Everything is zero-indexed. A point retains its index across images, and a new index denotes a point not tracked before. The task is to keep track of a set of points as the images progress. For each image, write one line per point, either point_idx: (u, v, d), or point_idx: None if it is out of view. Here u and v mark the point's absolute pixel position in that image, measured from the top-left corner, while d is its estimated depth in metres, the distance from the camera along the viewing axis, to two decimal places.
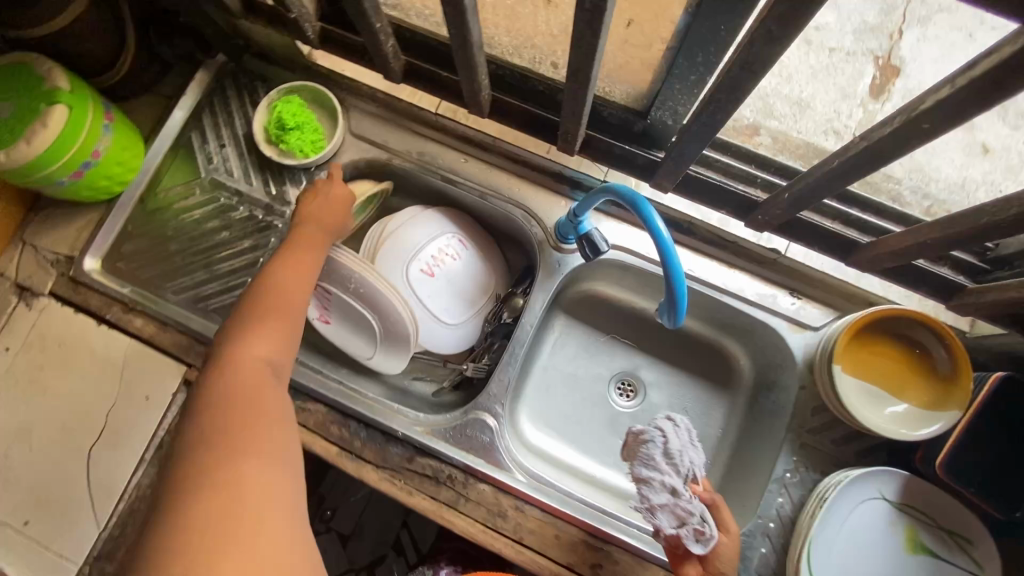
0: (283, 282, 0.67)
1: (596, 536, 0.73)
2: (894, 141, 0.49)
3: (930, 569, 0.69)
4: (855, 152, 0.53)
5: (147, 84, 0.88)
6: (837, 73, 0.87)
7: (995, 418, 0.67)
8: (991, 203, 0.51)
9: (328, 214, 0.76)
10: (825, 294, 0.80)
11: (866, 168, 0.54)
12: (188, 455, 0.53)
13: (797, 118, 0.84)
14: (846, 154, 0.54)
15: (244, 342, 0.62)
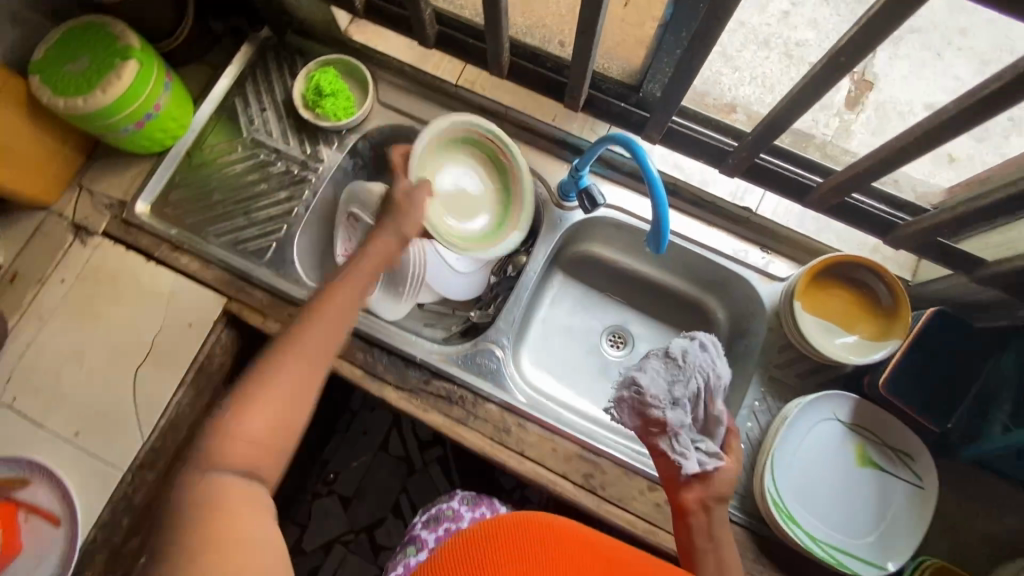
0: (291, 369, 0.60)
1: (589, 449, 0.83)
2: (823, 77, 0.61)
3: (875, 479, 0.80)
4: (800, 88, 0.64)
5: (199, 54, 0.99)
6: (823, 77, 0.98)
7: (928, 348, 0.79)
8: (909, 138, 0.63)
9: (356, 284, 0.69)
10: (791, 250, 0.89)
11: (806, 103, 0.65)
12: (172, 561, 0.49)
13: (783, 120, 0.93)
14: (794, 90, 0.64)
15: (244, 430, 0.56)
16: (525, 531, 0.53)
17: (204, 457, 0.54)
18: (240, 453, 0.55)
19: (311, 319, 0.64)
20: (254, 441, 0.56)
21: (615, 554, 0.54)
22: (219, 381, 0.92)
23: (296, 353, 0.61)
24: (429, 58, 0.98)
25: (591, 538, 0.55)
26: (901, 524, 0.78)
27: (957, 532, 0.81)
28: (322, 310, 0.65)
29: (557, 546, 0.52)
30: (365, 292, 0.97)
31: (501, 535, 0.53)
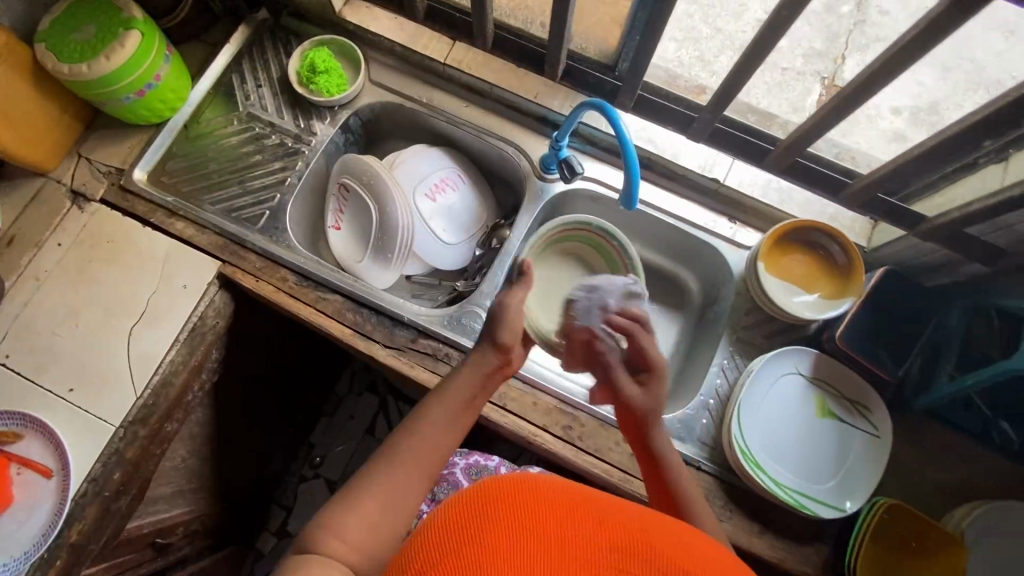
0: (408, 456, 0.63)
1: (567, 403, 0.88)
2: (767, 34, 0.66)
3: (835, 429, 0.86)
4: (748, 47, 0.69)
5: (197, 32, 1.04)
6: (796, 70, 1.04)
7: (878, 306, 0.85)
8: (851, 95, 0.69)
9: (450, 396, 0.69)
10: (757, 220, 0.96)
11: (756, 61, 0.70)
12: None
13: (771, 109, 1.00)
14: (746, 49, 0.70)
15: (358, 510, 0.58)
16: (527, 486, 0.47)
17: (315, 534, 0.56)
18: (348, 546, 0.55)
19: (420, 418, 0.67)
20: (360, 530, 0.57)
21: (623, 511, 0.48)
22: (211, 343, 0.95)
23: (399, 455, 0.63)
24: (418, 37, 1.02)
25: (595, 495, 0.49)
26: (859, 470, 0.84)
27: (911, 479, 0.86)
28: (415, 428, 0.66)
29: (562, 500, 0.46)
30: (354, 261, 1.01)
31: (502, 492, 0.46)
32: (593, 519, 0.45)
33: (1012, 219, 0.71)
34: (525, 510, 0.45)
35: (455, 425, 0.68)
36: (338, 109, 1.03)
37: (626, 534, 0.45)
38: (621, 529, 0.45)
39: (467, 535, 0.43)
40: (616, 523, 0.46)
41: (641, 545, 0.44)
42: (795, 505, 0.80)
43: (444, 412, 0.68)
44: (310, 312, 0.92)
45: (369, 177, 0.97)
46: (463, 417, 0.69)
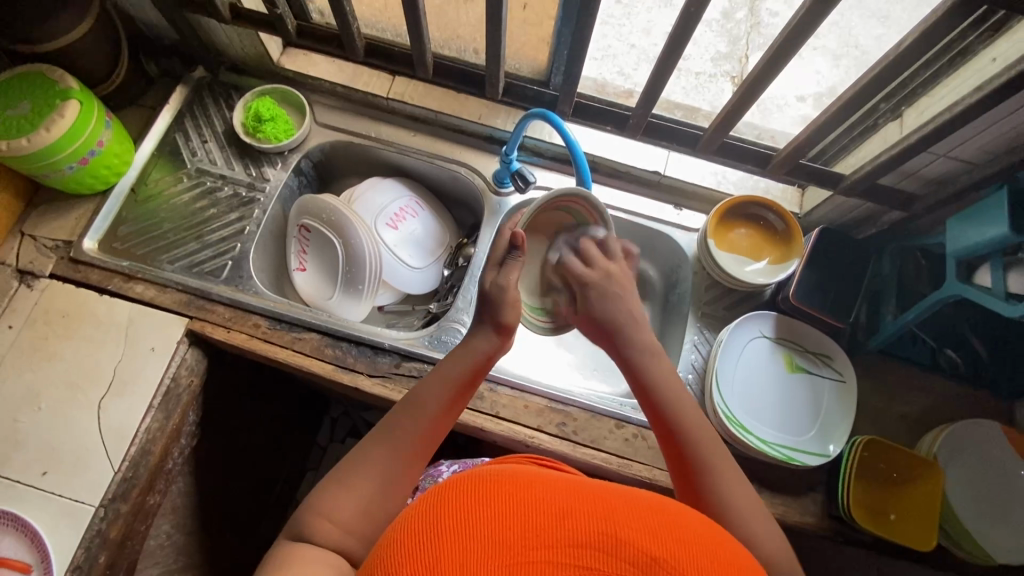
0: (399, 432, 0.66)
1: (557, 400, 0.91)
2: (674, 43, 0.72)
3: (804, 382, 0.92)
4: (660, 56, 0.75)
5: (134, 97, 1.04)
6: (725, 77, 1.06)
7: (818, 264, 0.94)
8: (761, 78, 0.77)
9: (439, 380, 0.71)
10: (699, 203, 1.03)
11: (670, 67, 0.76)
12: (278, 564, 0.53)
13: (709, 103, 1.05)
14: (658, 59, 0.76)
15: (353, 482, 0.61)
16: (486, 486, 0.43)
17: (308, 517, 0.58)
18: (337, 526, 0.58)
19: (413, 399, 0.69)
20: (350, 513, 0.59)
21: (597, 498, 0.43)
22: (187, 404, 0.92)
23: (395, 437, 0.65)
24: (358, 76, 1.07)
25: (568, 484, 0.45)
26: (833, 415, 0.90)
27: (881, 416, 0.93)
28: (411, 415, 0.68)
29: (521, 493, 0.42)
30: (324, 299, 1.02)
31: (460, 498, 0.42)
32: (558, 510, 0.41)
33: (914, 165, 0.81)
34: (481, 503, 0.41)
35: (449, 410, 0.70)
36: (288, 153, 1.05)
37: (594, 523, 0.40)
38: (589, 518, 0.41)
39: (422, 531, 0.41)
40: (583, 512, 0.41)
41: (613, 536, 0.40)
42: (785, 459, 0.85)
43: (439, 397, 0.69)
44: (287, 354, 0.91)
45: (328, 214, 0.99)
46: (458, 402, 0.71)
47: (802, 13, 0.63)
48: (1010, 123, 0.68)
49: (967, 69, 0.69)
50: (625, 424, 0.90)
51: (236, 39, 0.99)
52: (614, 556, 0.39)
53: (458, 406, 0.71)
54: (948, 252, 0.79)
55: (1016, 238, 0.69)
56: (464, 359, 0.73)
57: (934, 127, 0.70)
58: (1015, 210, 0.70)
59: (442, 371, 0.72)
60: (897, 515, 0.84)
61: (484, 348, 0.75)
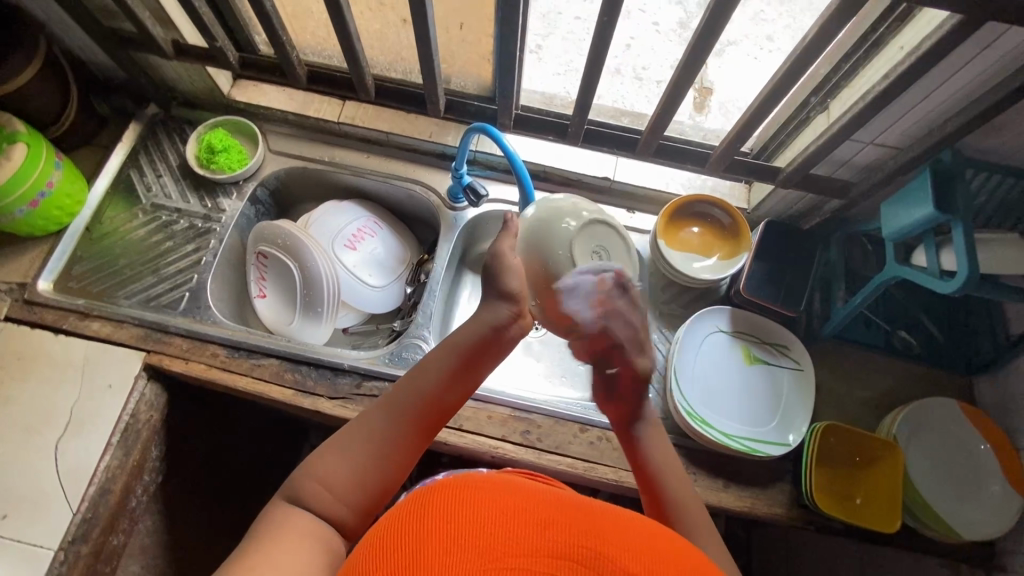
0: (403, 401, 0.62)
1: (520, 408, 0.91)
2: (598, 51, 0.74)
3: (763, 373, 0.93)
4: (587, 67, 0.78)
5: (87, 137, 1.05)
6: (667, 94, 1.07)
7: (768, 256, 0.96)
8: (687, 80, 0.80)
9: (446, 352, 0.65)
10: (650, 205, 1.06)
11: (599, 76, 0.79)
12: (264, 536, 0.52)
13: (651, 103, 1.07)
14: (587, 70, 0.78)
15: (347, 452, 0.59)
16: (468, 494, 0.43)
17: (300, 482, 0.57)
18: (328, 497, 0.57)
19: (419, 368, 0.65)
20: (344, 485, 0.57)
21: (581, 514, 0.43)
22: (147, 440, 0.91)
23: (394, 414, 0.62)
24: (308, 104, 1.08)
25: (554, 501, 0.45)
26: (793, 404, 0.91)
27: (842, 402, 0.94)
28: (413, 392, 0.63)
29: (509, 507, 0.42)
30: (285, 324, 1.02)
31: (439, 504, 0.42)
32: (542, 524, 0.41)
33: (846, 154, 0.84)
34: (464, 517, 0.41)
35: (459, 380, 0.65)
36: (243, 182, 1.06)
37: (576, 536, 0.40)
38: (571, 533, 0.41)
39: (401, 540, 0.40)
40: (565, 525, 0.41)
41: (595, 551, 0.39)
42: (747, 450, 0.85)
43: (444, 371, 0.64)
44: (247, 382, 0.91)
45: (284, 239, 1.00)
46: (465, 376, 0.65)
47: (707, 15, 0.65)
48: (927, 105, 0.71)
49: (879, 58, 0.72)
50: (589, 427, 0.90)
51: (185, 75, 1.02)
52: (592, 570, 0.38)
53: (466, 380, 0.66)
54: (885, 233, 0.81)
55: (942, 216, 0.71)
56: (477, 331, 0.66)
57: (854, 115, 0.73)
58: (939, 190, 0.73)
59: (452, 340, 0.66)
60: (862, 500, 0.84)
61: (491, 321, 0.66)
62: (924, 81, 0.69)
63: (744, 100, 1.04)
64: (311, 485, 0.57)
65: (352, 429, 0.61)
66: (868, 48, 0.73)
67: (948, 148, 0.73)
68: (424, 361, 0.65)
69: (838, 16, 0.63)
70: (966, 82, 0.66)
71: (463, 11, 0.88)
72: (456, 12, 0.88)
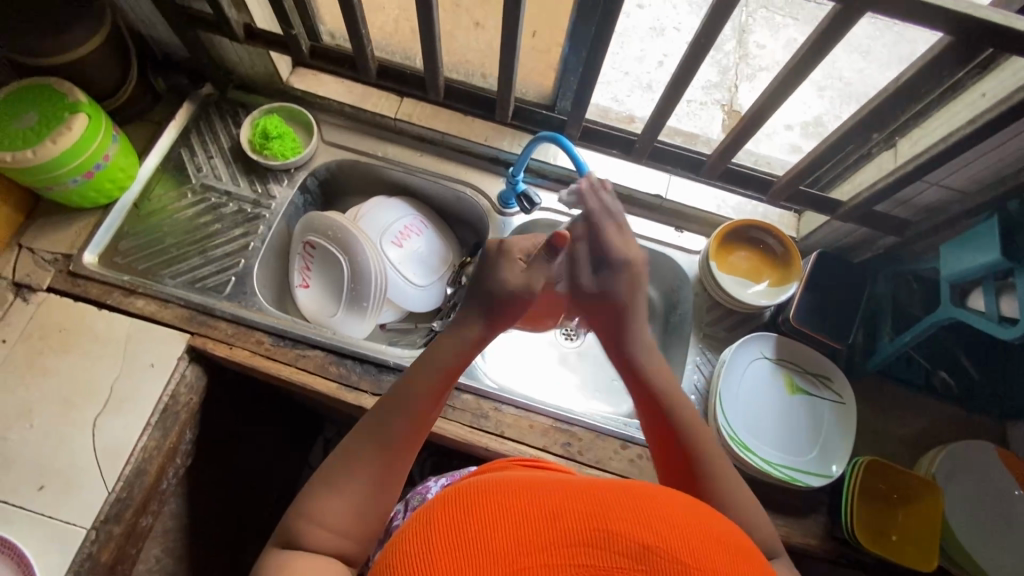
0: (386, 423, 0.64)
1: (562, 420, 0.91)
2: (683, 72, 0.74)
3: (804, 403, 0.93)
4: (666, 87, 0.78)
5: (140, 112, 1.04)
6: (696, 117, 1.09)
7: (818, 287, 0.96)
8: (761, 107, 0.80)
9: (423, 370, 0.67)
10: (700, 227, 1.06)
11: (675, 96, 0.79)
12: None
13: (687, 117, 1.09)
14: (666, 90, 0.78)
15: (340, 487, 0.61)
16: (471, 497, 0.43)
17: (299, 526, 0.58)
18: (327, 530, 0.58)
19: (396, 391, 0.66)
20: (345, 515, 0.59)
21: (587, 494, 0.43)
22: (184, 422, 0.90)
23: (380, 438, 0.63)
24: (368, 97, 1.08)
25: (557, 485, 0.45)
26: (833, 436, 0.91)
27: (879, 437, 0.95)
28: (392, 413, 0.64)
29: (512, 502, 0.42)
30: (327, 316, 1.01)
31: (448, 513, 0.42)
32: (548, 511, 0.41)
33: (907, 194, 0.85)
34: (474, 515, 0.41)
35: (441, 394, 0.67)
36: (294, 170, 1.05)
37: (584, 518, 0.40)
38: (579, 514, 0.41)
39: (416, 546, 0.41)
40: (570, 510, 0.41)
41: (601, 528, 0.40)
42: (788, 480, 0.86)
43: (419, 391, 0.65)
44: (290, 371, 0.90)
45: (334, 231, 0.99)
46: (440, 393, 0.67)
47: (806, 47, 0.66)
48: (1004, 153, 0.72)
49: (960, 102, 0.72)
50: (630, 444, 0.90)
51: (247, 59, 1.01)
52: (604, 549, 0.39)
53: (440, 399, 0.67)
54: (942, 275, 0.82)
55: (1009, 263, 0.72)
56: (444, 354, 0.67)
57: (929, 157, 0.73)
58: (1005, 238, 0.74)
59: (424, 358, 0.68)
60: (898, 536, 0.85)
61: (453, 347, 0.68)
62: (1007, 131, 0.69)
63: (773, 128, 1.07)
64: (311, 527, 0.58)
65: (341, 460, 0.62)
66: (949, 91, 0.74)
67: (1019, 197, 0.73)
68: (401, 381, 0.67)
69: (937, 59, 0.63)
70: None
71: (540, 20, 0.88)
72: (533, 20, 0.88)
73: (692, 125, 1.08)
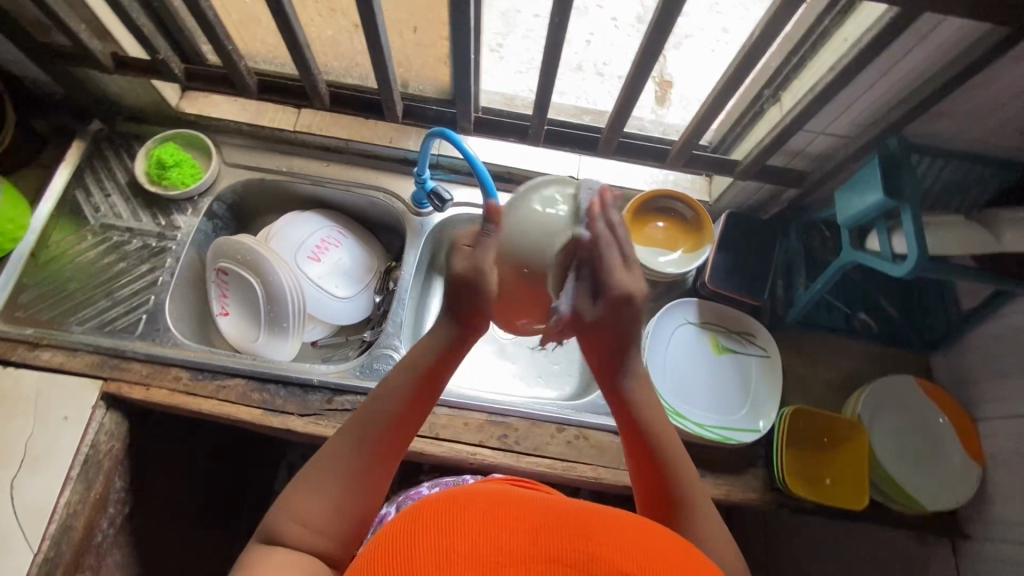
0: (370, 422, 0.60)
1: (496, 413, 0.91)
2: (554, 51, 0.73)
3: (731, 362, 0.95)
4: (545, 69, 0.77)
5: (27, 158, 1.00)
6: None
7: (732, 247, 0.97)
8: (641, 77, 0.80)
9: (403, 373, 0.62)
10: (617, 203, 1.06)
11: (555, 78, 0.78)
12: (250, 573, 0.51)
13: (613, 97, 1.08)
14: (545, 72, 0.78)
15: (315, 487, 0.57)
16: (465, 504, 0.42)
17: (277, 519, 0.55)
18: (307, 527, 0.55)
19: (381, 393, 0.61)
20: (320, 513, 0.56)
21: (575, 516, 0.43)
22: (110, 470, 0.88)
23: (357, 441, 0.59)
24: (262, 112, 1.05)
25: (558, 505, 0.44)
26: (761, 391, 0.93)
27: (809, 385, 0.97)
28: (376, 422, 0.60)
29: (507, 517, 0.41)
30: (250, 341, 0.99)
31: (439, 516, 0.41)
32: (536, 528, 0.40)
33: (799, 145, 0.87)
34: (460, 526, 0.40)
35: (421, 399, 0.62)
36: (197, 197, 1.02)
37: (572, 538, 0.40)
38: (569, 535, 0.40)
39: (396, 549, 0.39)
40: (563, 527, 0.41)
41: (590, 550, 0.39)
42: (720, 439, 0.87)
43: (402, 393, 0.61)
44: (212, 404, 0.88)
45: (244, 255, 0.97)
46: (425, 394, 0.62)
47: (658, 12, 0.66)
48: (873, 94, 0.74)
49: (826, 50, 0.74)
50: (566, 427, 0.91)
51: (129, 89, 0.98)
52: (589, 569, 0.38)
53: (427, 400, 0.63)
54: (840, 220, 0.83)
55: (891, 202, 0.73)
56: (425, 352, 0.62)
57: (804, 107, 0.74)
58: (888, 178, 0.75)
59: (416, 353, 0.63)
60: (832, 480, 0.87)
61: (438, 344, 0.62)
62: (866, 73, 0.71)
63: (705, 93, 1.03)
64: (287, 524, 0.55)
65: (322, 460, 0.59)
66: (816, 39, 0.75)
67: (894, 136, 0.75)
68: (389, 380, 0.62)
69: (785, 11, 0.64)
70: (908, 70, 0.69)
71: (415, 14, 0.86)
72: (408, 15, 0.86)
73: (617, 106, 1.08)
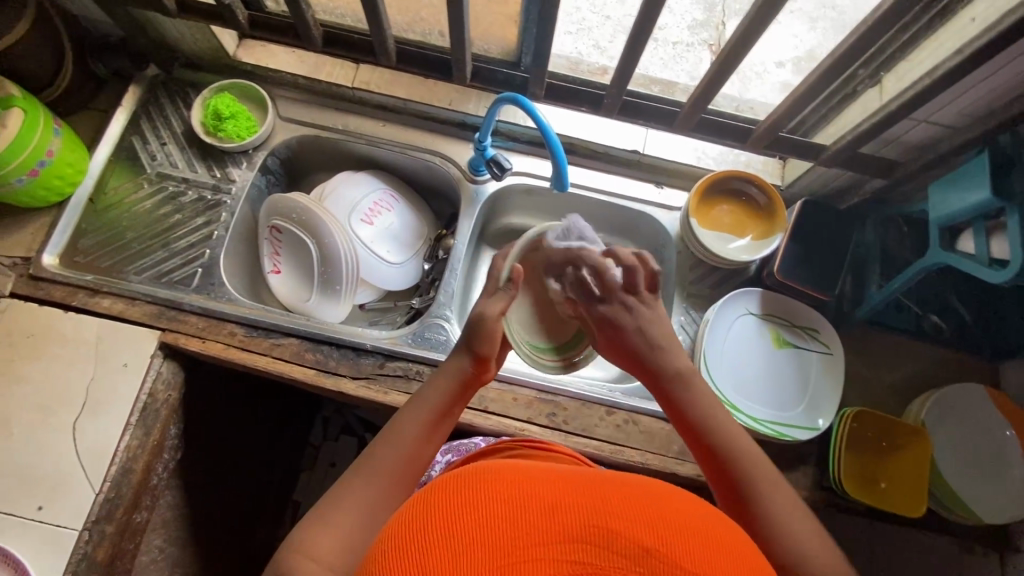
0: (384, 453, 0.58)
1: (545, 390, 0.90)
2: (647, 15, 0.68)
3: (791, 356, 0.92)
4: (632, 34, 0.71)
5: (85, 101, 0.99)
6: (682, 61, 0.99)
7: (803, 237, 0.93)
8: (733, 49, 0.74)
9: (412, 413, 0.62)
10: (681, 181, 1.01)
11: (640, 46, 0.73)
12: None
13: (664, 66, 1.00)
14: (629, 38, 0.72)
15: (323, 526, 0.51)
16: (476, 478, 0.40)
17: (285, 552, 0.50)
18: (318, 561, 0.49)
19: (389, 432, 0.60)
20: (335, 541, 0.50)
21: (591, 488, 0.40)
22: (167, 418, 0.89)
23: (367, 475, 0.56)
24: (320, 67, 1.02)
25: (576, 478, 0.41)
26: (821, 388, 0.90)
27: (870, 385, 0.94)
28: (383, 458, 0.58)
29: (518, 491, 0.38)
30: (302, 301, 0.99)
31: (446, 494, 0.39)
32: (549, 504, 0.37)
33: (895, 132, 0.80)
34: (468, 501, 0.38)
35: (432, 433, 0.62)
36: (252, 151, 1.01)
37: (590, 514, 0.37)
38: (581, 510, 0.37)
39: (418, 523, 0.37)
40: (574, 504, 0.37)
41: (608, 529, 0.36)
42: (775, 435, 0.85)
43: (414, 425, 0.61)
44: (266, 361, 0.88)
45: (300, 214, 0.95)
46: (432, 438, 0.62)
47: None
48: (995, 84, 0.67)
49: (947, 30, 0.67)
50: (615, 409, 0.90)
51: (189, 35, 0.95)
52: (601, 547, 0.35)
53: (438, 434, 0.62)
54: (931, 218, 0.77)
55: (999, 202, 0.68)
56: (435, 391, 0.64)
57: (916, 92, 0.68)
58: (997, 173, 0.69)
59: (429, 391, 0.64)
60: (887, 484, 0.85)
61: (445, 392, 0.64)
62: (993, 60, 0.64)
63: (763, 63, 0.95)
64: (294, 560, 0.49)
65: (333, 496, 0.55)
66: (935, 16, 0.68)
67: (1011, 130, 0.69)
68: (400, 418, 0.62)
69: None
70: None
71: None
72: None
73: (673, 73, 0.99)
